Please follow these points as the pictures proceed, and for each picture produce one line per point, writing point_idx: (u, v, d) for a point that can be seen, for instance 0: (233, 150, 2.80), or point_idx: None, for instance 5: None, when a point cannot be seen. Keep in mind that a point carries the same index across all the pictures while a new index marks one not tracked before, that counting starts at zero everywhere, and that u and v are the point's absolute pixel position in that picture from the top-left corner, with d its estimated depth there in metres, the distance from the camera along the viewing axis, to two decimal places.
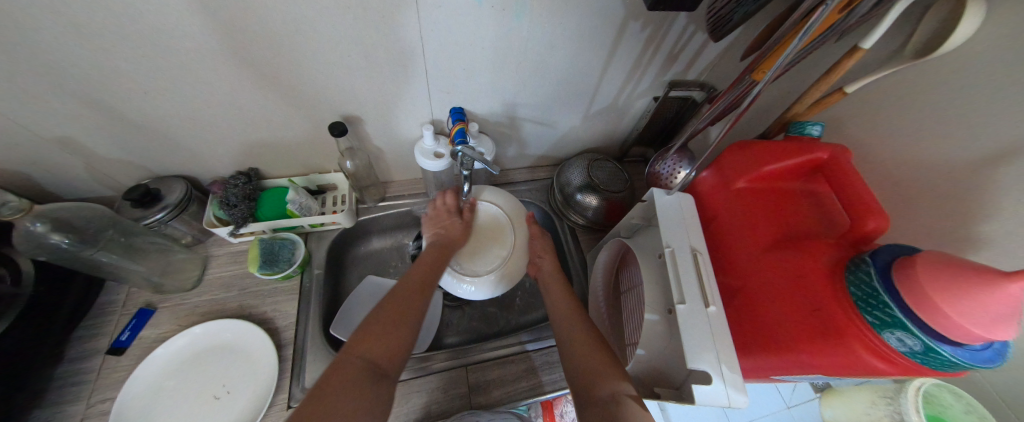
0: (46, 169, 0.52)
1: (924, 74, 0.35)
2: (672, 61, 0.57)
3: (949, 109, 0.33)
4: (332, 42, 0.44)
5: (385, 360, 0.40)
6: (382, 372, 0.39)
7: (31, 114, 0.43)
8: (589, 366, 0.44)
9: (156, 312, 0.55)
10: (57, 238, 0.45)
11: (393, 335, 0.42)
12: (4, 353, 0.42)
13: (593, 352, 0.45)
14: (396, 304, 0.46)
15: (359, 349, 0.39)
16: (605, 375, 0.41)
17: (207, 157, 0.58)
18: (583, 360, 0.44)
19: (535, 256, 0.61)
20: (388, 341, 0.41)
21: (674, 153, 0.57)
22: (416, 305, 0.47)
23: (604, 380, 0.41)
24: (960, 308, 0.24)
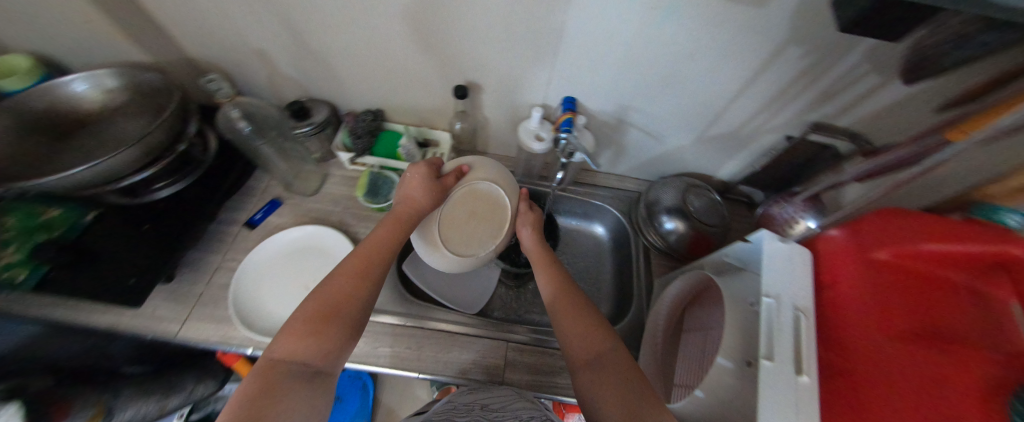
0: (245, 74, 0.66)
1: None
2: (825, 99, 0.51)
3: None
4: (485, 12, 0.47)
5: (319, 359, 0.37)
6: (316, 370, 0.36)
7: (251, 26, 0.55)
8: (580, 343, 0.43)
9: (282, 205, 0.66)
10: (243, 126, 0.56)
11: (326, 329, 0.38)
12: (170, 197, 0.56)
13: (587, 326, 0.44)
14: (325, 295, 0.41)
15: (291, 350, 0.36)
16: (605, 350, 0.41)
17: (350, 92, 0.67)
18: (576, 337, 0.43)
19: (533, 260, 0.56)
20: (322, 337, 0.38)
21: (802, 200, 0.51)
22: (354, 298, 0.42)
23: (606, 356, 0.41)
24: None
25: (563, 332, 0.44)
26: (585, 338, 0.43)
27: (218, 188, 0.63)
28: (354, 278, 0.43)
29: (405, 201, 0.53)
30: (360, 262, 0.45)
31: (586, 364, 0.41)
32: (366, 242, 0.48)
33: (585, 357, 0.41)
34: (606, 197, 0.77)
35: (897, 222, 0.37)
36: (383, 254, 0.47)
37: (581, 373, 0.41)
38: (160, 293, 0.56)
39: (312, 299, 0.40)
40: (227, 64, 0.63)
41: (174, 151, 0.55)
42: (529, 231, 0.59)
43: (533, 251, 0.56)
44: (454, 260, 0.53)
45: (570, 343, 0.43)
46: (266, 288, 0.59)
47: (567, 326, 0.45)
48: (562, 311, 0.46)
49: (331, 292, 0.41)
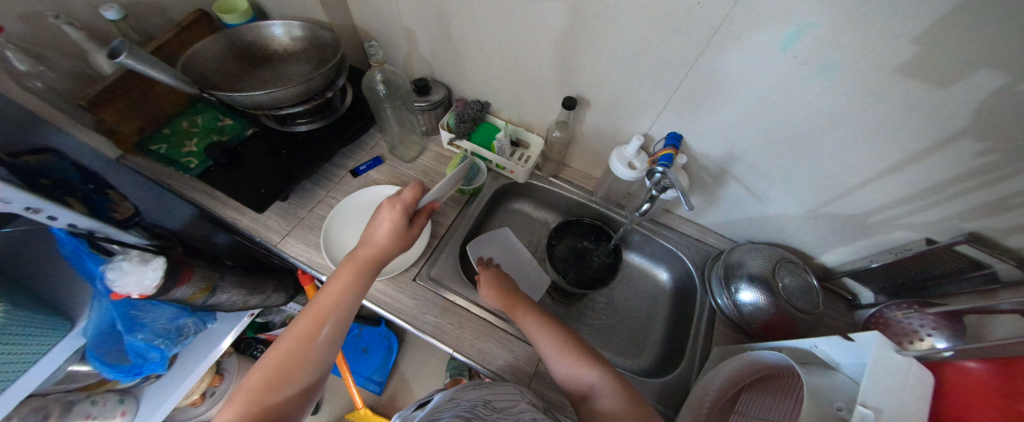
0: (389, 46, 0.76)
1: None
2: (995, 210, 0.43)
3: None
4: (622, 35, 0.50)
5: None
6: None
7: (411, 8, 0.64)
8: (568, 375, 0.45)
9: (382, 164, 0.75)
10: (381, 88, 0.65)
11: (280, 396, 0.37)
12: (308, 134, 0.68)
13: (580, 355, 0.46)
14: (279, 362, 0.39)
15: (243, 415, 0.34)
16: (596, 381, 0.43)
17: (468, 81, 0.74)
18: (565, 373, 0.45)
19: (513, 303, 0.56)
20: (274, 403, 0.36)
21: (935, 315, 0.43)
22: (311, 356, 0.40)
23: (597, 391, 0.42)
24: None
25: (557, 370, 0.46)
26: (576, 372, 0.45)
27: (341, 135, 0.71)
28: (306, 338, 0.41)
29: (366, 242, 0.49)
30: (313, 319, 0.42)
31: (584, 397, 0.43)
32: (321, 296, 0.45)
33: (580, 390, 0.44)
34: (683, 244, 0.73)
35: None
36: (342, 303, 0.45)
37: (583, 407, 0.43)
38: (275, 207, 0.67)
39: (261, 365, 0.39)
40: (379, 35, 0.75)
41: (321, 96, 0.65)
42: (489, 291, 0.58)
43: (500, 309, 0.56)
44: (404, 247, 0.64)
45: (565, 383, 0.45)
46: (352, 231, 0.66)
47: (564, 370, 0.45)
48: (557, 355, 0.46)
49: (280, 357, 0.39)
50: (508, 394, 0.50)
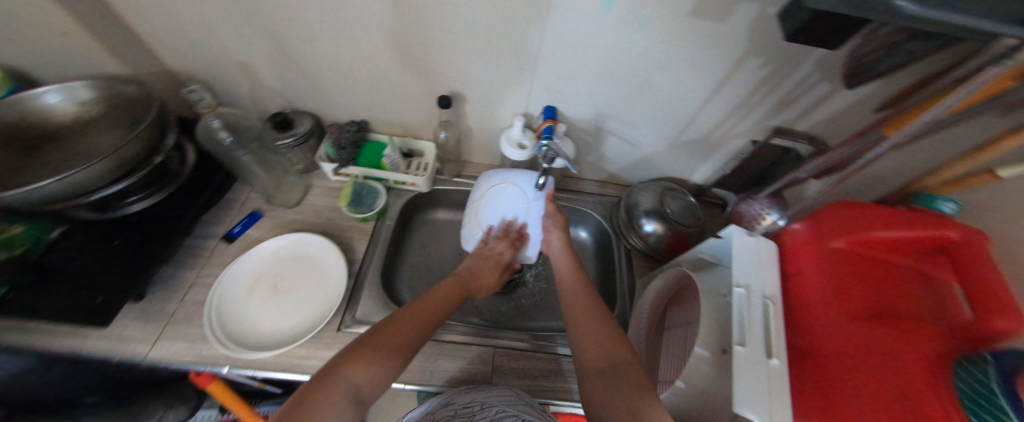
0: (225, 85, 0.66)
1: None
2: (784, 106, 0.56)
3: None
4: (467, 25, 0.50)
5: (369, 387, 0.38)
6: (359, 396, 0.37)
7: (235, 38, 0.56)
8: (596, 350, 0.45)
9: (263, 218, 0.65)
10: (224, 134, 0.57)
11: (384, 359, 0.41)
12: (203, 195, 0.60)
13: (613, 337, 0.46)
14: (386, 335, 0.43)
15: (349, 367, 0.38)
16: (623, 363, 0.42)
17: (334, 104, 0.68)
18: (598, 343, 0.46)
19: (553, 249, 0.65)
20: (379, 363, 0.40)
21: (766, 197, 0.56)
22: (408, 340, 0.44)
23: (625, 367, 0.41)
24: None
25: (578, 334, 0.49)
26: (606, 350, 0.44)
27: (194, 201, 0.61)
28: (403, 328, 0.46)
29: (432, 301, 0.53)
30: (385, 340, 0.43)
31: (601, 371, 0.42)
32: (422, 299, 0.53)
33: (601, 365, 0.43)
34: (591, 203, 0.80)
35: (848, 213, 0.45)
36: (410, 339, 0.45)
37: (597, 379, 0.41)
38: (130, 312, 0.53)
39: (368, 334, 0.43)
40: (205, 75, 0.64)
41: (149, 163, 0.53)
42: (559, 234, 0.66)
43: (561, 257, 0.63)
44: (262, 313, 0.56)
45: (588, 354, 0.45)
46: (256, 296, 0.57)
47: (579, 330, 0.49)
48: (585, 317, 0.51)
49: (386, 333, 0.44)
50: (500, 397, 0.52)
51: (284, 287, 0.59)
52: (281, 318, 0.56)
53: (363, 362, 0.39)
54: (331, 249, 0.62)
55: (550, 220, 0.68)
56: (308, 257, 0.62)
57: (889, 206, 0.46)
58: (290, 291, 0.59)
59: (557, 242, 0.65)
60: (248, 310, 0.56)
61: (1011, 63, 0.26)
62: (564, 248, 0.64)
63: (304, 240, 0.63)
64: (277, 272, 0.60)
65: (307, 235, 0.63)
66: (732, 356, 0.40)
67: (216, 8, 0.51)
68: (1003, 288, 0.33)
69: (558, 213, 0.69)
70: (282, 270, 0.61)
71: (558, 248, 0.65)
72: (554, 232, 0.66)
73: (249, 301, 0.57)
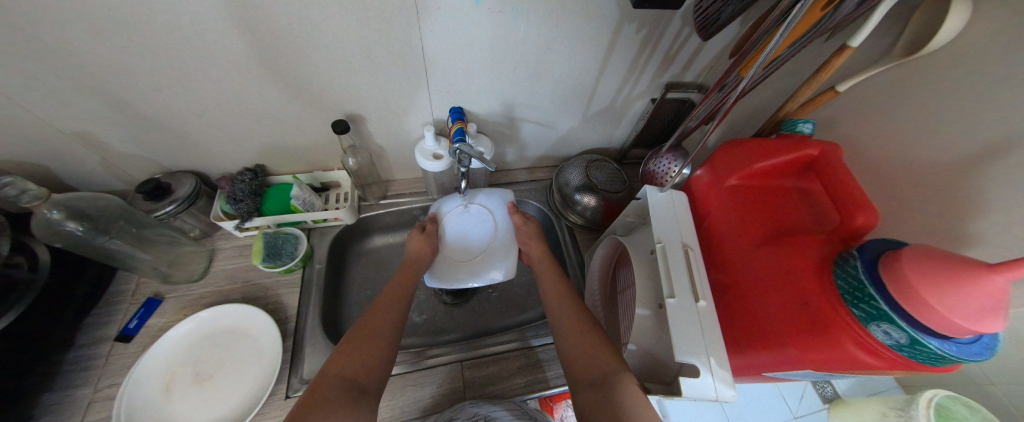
0: (66, 162, 0.55)
1: (936, 67, 0.35)
2: (668, 62, 0.59)
3: (951, 100, 0.34)
4: (335, 42, 0.46)
5: (362, 376, 0.40)
6: (361, 387, 0.39)
7: (58, 108, 0.47)
8: (584, 361, 0.44)
9: (163, 302, 0.58)
10: (72, 225, 0.47)
11: (371, 346, 0.43)
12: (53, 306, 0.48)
13: (597, 345, 0.44)
14: (370, 323, 0.46)
15: (339, 365, 0.40)
16: (611, 370, 0.41)
17: (217, 154, 0.61)
18: (582, 353, 0.44)
19: (523, 244, 0.65)
20: (366, 353, 0.42)
21: (669, 151, 0.61)
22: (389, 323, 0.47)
23: (613, 374, 0.40)
24: (933, 289, 0.26)
25: (565, 342, 0.47)
26: (588, 357, 0.43)
27: (65, 305, 0.51)
28: (386, 308, 0.49)
29: (400, 282, 0.55)
30: (368, 334, 0.44)
31: (591, 383, 0.40)
32: (394, 281, 0.56)
33: (589, 377, 0.41)
34: (526, 191, 0.81)
35: (733, 152, 0.50)
36: (391, 324, 0.47)
37: (587, 392, 0.40)
38: None
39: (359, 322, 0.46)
40: (37, 157, 0.53)
41: None
42: (535, 243, 0.64)
43: (532, 247, 0.64)
44: (189, 408, 0.49)
45: (578, 368, 0.43)
46: (177, 392, 0.50)
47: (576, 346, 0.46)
48: (574, 331, 0.48)
49: (369, 321, 0.46)
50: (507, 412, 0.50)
51: (209, 372, 0.52)
52: (215, 406, 0.50)
53: (351, 359, 0.41)
54: (256, 313, 0.56)
55: (522, 233, 0.66)
56: (232, 331, 0.56)
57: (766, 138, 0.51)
58: (219, 374, 0.52)
59: (534, 251, 0.63)
60: (169, 410, 0.48)
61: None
62: (541, 252, 0.63)
63: (222, 314, 0.56)
64: (196, 359, 0.53)
65: (223, 307, 0.57)
66: (666, 310, 0.42)
67: (14, 77, 0.41)
68: (854, 188, 0.38)
69: (526, 223, 0.67)
70: (201, 354, 0.54)
71: (538, 256, 0.63)
72: (530, 243, 0.64)
73: (166, 402, 0.49)
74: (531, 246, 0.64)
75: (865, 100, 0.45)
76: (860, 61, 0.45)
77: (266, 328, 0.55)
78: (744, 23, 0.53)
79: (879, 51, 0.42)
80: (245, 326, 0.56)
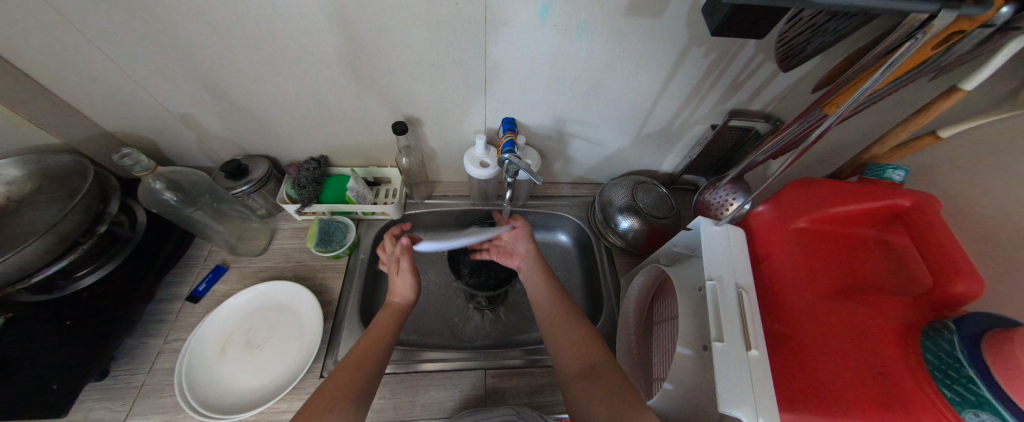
0: (170, 139, 0.64)
1: None
2: (735, 89, 0.56)
3: None
4: (407, 50, 0.49)
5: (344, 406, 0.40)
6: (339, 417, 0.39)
7: (171, 92, 0.54)
8: (572, 354, 0.46)
9: (228, 271, 0.64)
10: (168, 195, 0.55)
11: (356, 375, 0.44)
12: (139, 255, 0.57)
13: (584, 341, 0.47)
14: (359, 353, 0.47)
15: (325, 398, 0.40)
16: (597, 364, 0.44)
17: (290, 143, 0.67)
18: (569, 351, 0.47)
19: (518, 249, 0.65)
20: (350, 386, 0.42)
21: (727, 183, 0.57)
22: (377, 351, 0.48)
23: (600, 367, 0.43)
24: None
25: (557, 340, 0.49)
26: (577, 353, 0.46)
27: (152, 263, 0.58)
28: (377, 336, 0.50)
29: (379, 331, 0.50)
30: (338, 393, 0.41)
31: (580, 374, 0.43)
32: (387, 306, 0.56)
33: (579, 368, 0.44)
34: (566, 206, 0.81)
35: (800, 194, 0.46)
36: (360, 385, 0.43)
37: (576, 383, 0.43)
38: (94, 392, 0.50)
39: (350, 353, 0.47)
40: (149, 132, 0.62)
41: (93, 234, 0.49)
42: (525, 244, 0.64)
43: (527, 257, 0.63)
44: (236, 372, 0.54)
45: (568, 360, 0.46)
46: (229, 355, 0.55)
47: (567, 344, 0.47)
48: (562, 331, 0.49)
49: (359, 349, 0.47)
50: (501, 416, 0.49)
51: (256, 342, 0.57)
52: (257, 375, 0.54)
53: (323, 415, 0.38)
54: (303, 294, 0.60)
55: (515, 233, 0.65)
56: (280, 307, 0.60)
57: (844, 181, 0.47)
58: (265, 345, 0.57)
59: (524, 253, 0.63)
60: (219, 371, 0.53)
61: (927, 35, 0.25)
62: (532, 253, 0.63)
63: (274, 290, 0.61)
64: (248, 328, 0.58)
65: (276, 283, 0.61)
66: (712, 353, 0.39)
67: (146, 64, 0.49)
68: (953, 248, 0.34)
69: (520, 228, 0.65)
70: (252, 325, 0.58)
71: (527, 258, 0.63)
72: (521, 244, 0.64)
73: (219, 363, 0.54)
74: (536, 291, 0.57)
75: (976, 149, 0.39)
76: (972, 106, 0.40)
77: (311, 309, 0.59)
78: (830, 55, 0.49)
79: (999, 97, 0.37)
80: (293, 304, 0.60)
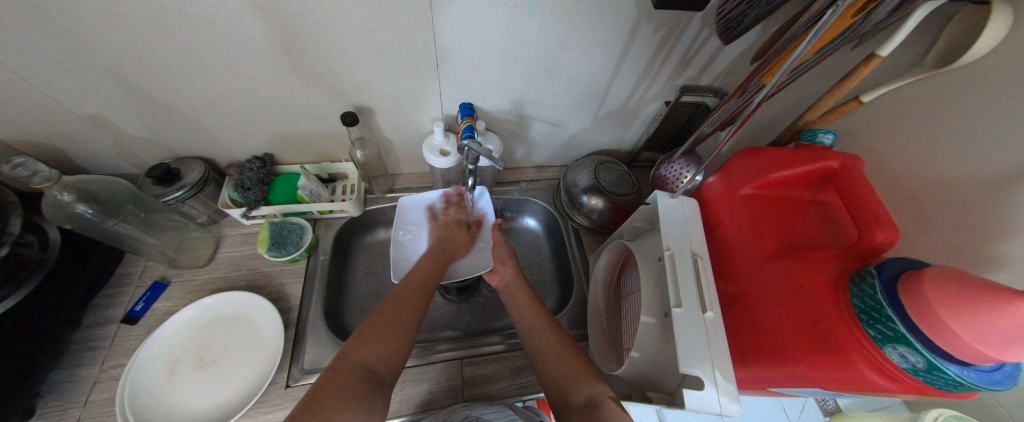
0: (78, 144, 0.56)
1: (970, 82, 0.34)
2: (684, 65, 0.58)
3: (983, 121, 0.33)
4: (347, 34, 0.46)
5: (381, 366, 0.41)
6: (378, 378, 0.40)
7: (70, 90, 0.47)
8: (557, 364, 0.45)
9: (169, 286, 0.59)
10: (82, 207, 0.48)
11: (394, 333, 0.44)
12: (56, 276, 0.50)
13: (580, 366, 0.44)
14: (395, 307, 0.47)
15: (356, 355, 0.40)
16: (586, 383, 0.42)
17: (227, 141, 0.61)
18: (559, 367, 0.45)
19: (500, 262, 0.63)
20: (385, 345, 0.42)
21: (681, 157, 0.60)
22: (412, 310, 0.47)
23: (598, 395, 0.40)
24: (969, 323, 0.24)
25: (546, 366, 0.46)
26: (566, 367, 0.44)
27: (75, 284, 0.52)
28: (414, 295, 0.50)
29: (417, 287, 0.52)
30: (382, 327, 0.44)
31: (580, 406, 0.40)
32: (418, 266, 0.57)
33: (576, 401, 0.41)
34: (532, 190, 0.81)
35: (743, 162, 0.49)
36: (401, 333, 0.44)
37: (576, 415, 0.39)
38: None
39: (383, 306, 0.47)
40: (49, 138, 0.54)
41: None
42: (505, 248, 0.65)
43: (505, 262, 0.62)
44: (191, 392, 0.50)
45: (552, 378, 0.44)
46: (179, 376, 0.51)
47: (562, 374, 0.44)
48: (559, 361, 0.45)
49: (399, 303, 0.47)
50: (497, 411, 0.49)
51: (210, 358, 0.53)
52: (214, 393, 0.50)
53: (370, 347, 0.41)
54: (259, 302, 0.57)
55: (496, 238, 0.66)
56: (234, 318, 0.56)
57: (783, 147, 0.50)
58: (221, 360, 0.53)
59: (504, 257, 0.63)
60: (168, 394, 0.49)
61: (846, 3, 0.25)
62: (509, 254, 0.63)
63: (225, 302, 0.57)
64: (198, 344, 0.54)
65: (226, 294, 0.57)
66: (672, 319, 0.41)
67: (31, 59, 0.42)
68: (873, 202, 0.37)
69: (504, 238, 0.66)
70: (203, 341, 0.54)
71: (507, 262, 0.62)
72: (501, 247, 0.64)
73: (169, 385, 0.50)
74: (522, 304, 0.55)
75: (891, 110, 0.43)
76: (887, 72, 0.43)
77: (269, 318, 0.56)
78: (768, 27, 0.51)
79: (909, 61, 0.40)
80: (248, 315, 0.57)
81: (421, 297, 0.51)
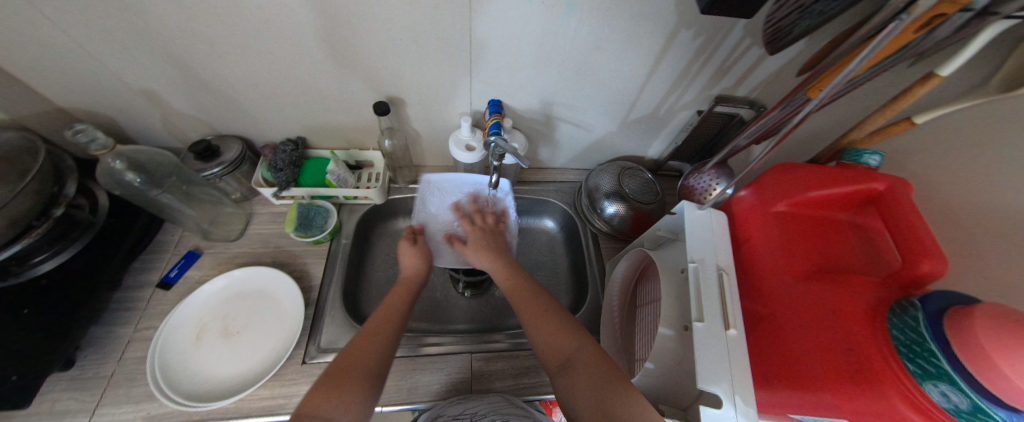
0: (131, 116, 0.60)
1: None
2: (722, 74, 0.56)
3: None
4: (386, 25, 0.46)
5: (341, 413, 0.37)
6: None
7: (128, 64, 0.50)
8: (550, 344, 0.46)
9: (201, 256, 0.62)
10: (130, 176, 0.51)
11: (357, 378, 0.41)
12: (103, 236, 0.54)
13: (559, 327, 0.47)
14: (359, 354, 0.43)
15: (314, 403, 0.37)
16: (572, 351, 0.44)
17: (265, 123, 0.64)
18: (548, 335, 0.47)
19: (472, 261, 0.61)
20: (344, 395, 0.39)
21: (712, 169, 0.58)
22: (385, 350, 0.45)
23: (574, 359, 0.43)
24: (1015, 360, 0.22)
25: (534, 333, 0.48)
26: (555, 337, 0.46)
27: (120, 246, 0.55)
28: (381, 331, 0.47)
29: (397, 296, 0.53)
30: (356, 365, 0.42)
31: (561, 369, 0.43)
32: (387, 305, 0.52)
33: (558, 361, 0.44)
34: (552, 191, 0.80)
35: (778, 179, 0.47)
36: (367, 375, 0.42)
37: (559, 378, 0.43)
38: (59, 383, 0.48)
39: (346, 350, 0.44)
40: (107, 109, 0.57)
41: (47, 218, 0.46)
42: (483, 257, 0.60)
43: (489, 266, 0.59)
44: (215, 359, 0.52)
45: (546, 352, 0.46)
46: (205, 342, 0.53)
47: (543, 338, 0.47)
48: (538, 322, 0.48)
49: (365, 347, 0.44)
50: (493, 403, 0.50)
51: (235, 329, 0.55)
52: (236, 361, 0.52)
53: (334, 394, 0.38)
54: (283, 279, 0.59)
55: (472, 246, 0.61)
56: (258, 292, 0.59)
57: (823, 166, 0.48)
58: (246, 332, 0.55)
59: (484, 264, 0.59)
60: (195, 360, 0.51)
61: (911, 16, 0.24)
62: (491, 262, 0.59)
63: (252, 276, 0.59)
64: (224, 314, 0.56)
65: (252, 268, 0.59)
66: (691, 332, 0.40)
67: (97, 34, 0.45)
68: (920, 229, 0.35)
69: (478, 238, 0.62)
70: (228, 312, 0.57)
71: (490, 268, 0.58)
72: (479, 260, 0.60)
73: (196, 350, 0.52)
74: (500, 279, 0.57)
75: (950, 134, 0.40)
76: (946, 92, 0.41)
77: (291, 295, 0.58)
78: (817, 38, 0.49)
79: (972, 84, 0.38)
80: (273, 291, 0.59)
81: (396, 333, 0.48)
